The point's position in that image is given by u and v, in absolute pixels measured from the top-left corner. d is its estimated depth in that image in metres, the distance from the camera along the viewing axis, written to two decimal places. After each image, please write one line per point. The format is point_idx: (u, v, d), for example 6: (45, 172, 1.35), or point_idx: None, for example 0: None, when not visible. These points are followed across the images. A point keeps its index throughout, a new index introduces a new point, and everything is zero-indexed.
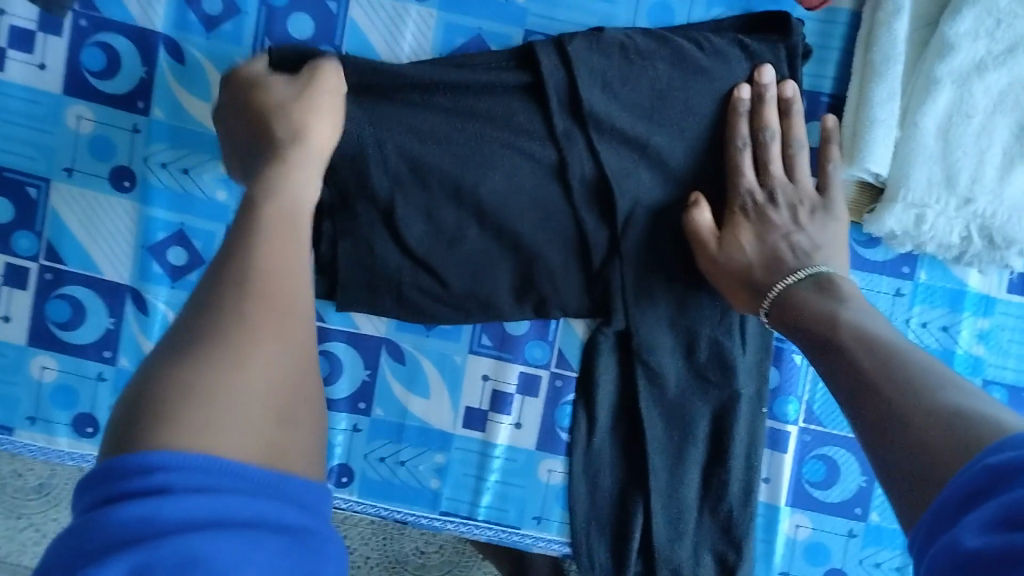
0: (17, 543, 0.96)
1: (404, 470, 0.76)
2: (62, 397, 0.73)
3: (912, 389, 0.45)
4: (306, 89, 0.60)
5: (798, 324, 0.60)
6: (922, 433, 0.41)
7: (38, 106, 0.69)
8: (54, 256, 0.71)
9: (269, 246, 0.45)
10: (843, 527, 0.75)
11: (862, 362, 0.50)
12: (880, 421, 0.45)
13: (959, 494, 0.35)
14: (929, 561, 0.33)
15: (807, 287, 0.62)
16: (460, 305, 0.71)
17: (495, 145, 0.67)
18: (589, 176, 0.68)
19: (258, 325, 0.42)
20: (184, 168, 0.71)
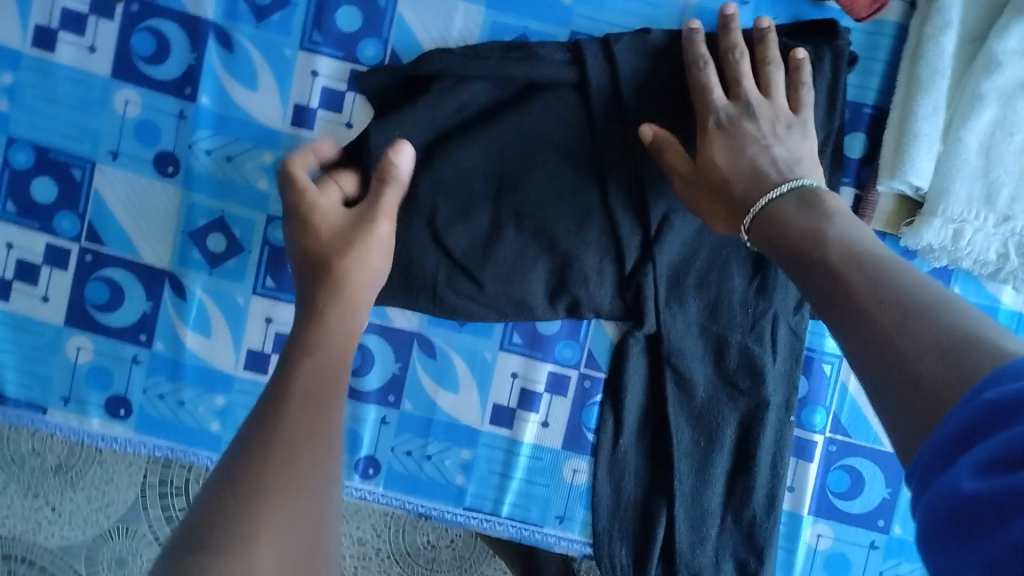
0: (34, 522, 0.97)
1: (429, 464, 0.76)
2: (96, 378, 0.74)
3: (906, 313, 0.44)
4: (355, 231, 0.63)
5: (781, 248, 0.56)
6: (918, 364, 0.41)
7: (87, 89, 0.71)
8: (95, 238, 0.72)
9: (297, 423, 0.52)
10: (865, 538, 0.75)
11: (852, 284, 0.48)
12: (875, 353, 0.44)
13: (953, 432, 0.35)
14: (927, 506, 0.34)
15: (790, 199, 0.58)
16: (495, 305, 0.71)
17: (544, 147, 0.68)
18: (625, 180, 0.68)
19: (276, 489, 0.49)
20: (227, 156, 0.72)
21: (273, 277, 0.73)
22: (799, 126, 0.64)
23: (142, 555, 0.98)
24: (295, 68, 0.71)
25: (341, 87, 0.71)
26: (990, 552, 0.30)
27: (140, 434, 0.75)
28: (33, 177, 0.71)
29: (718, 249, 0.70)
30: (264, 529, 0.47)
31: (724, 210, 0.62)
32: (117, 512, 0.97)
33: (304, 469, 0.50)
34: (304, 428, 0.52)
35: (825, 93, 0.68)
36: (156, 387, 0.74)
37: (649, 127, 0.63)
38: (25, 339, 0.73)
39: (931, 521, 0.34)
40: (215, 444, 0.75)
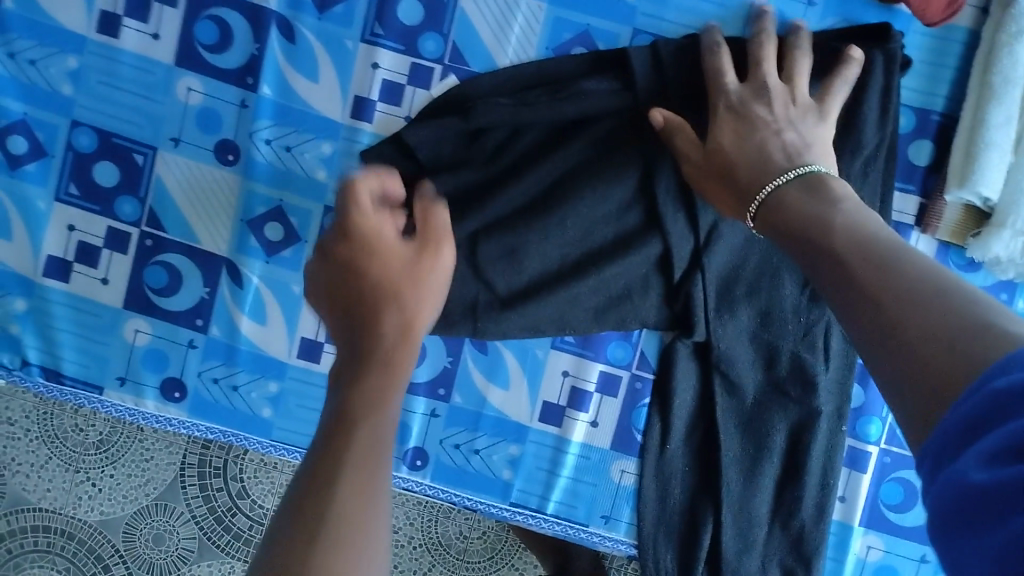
0: (74, 496, 0.98)
1: (477, 459, 0.76)
2: (152, 361, 0.75)
3: (910, 298, 0.40)
4: (420, 269, 0.56)
5: (786, 231, 0.53)
6: (923, 352, 0.38)
7: (150, 75, 0.71)
8: (155, 223, 0.73)
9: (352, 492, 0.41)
10: (916, 552, 0.74)
11: (855, 268, 0.45)
12: (879, 338, 0.41)
13: (961, 423, 0.33)
14: (935, 498, 0.32)
15: (794, 184, 0.55)
16: (534, 327, 0.70)
17: (593, 151, 0.67)
18: (674, 186, 0.66)
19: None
20: (286, 146, 0.72)
21: None
22: (816, 111, 0.60)
23: (178, 534, 0.98)
24: (356, 59, 0.71)
25: (401, 79, 0.71)
26: (1001, 544, 0.28)
27: (193, 418, 0.75)
28: (95, 160, 0.72)
29: (768, 257, 0.68)
30: None
31: (726, 194, 0.60)
32: (157, 490, 0.98)
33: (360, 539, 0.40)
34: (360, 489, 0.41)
35: (879, 94, 0.65)
36: (210, 371, 0.75)
37: (661, 113, 0.62)
38: (82, 320, 0.74)
39: (941, 513, 0.32)
40: (266, 429, 0.76)
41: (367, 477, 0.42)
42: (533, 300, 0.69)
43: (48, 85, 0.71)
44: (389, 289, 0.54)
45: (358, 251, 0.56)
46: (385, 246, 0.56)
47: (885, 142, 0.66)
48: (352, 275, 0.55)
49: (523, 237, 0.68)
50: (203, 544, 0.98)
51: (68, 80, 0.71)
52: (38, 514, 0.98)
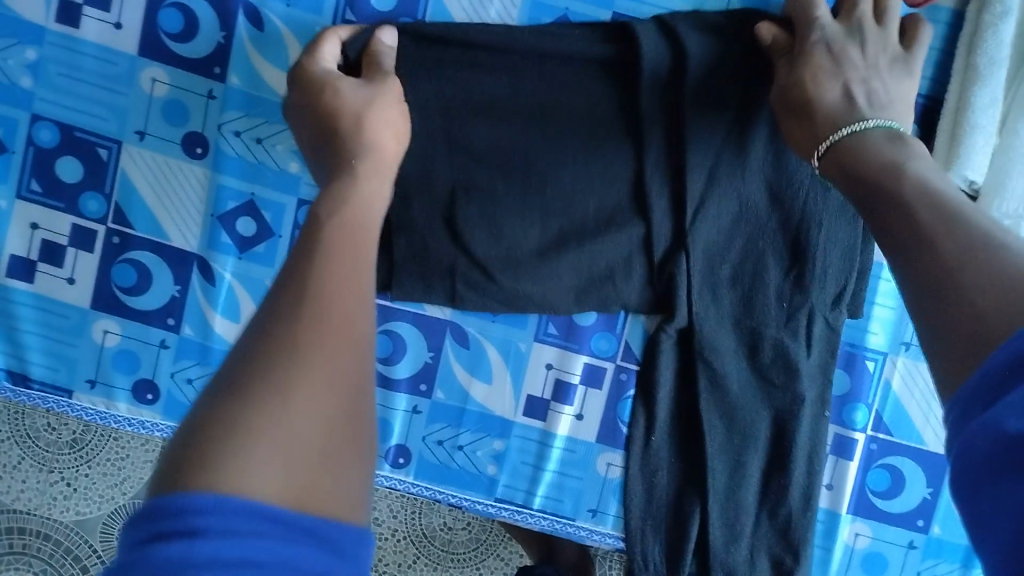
0: (49, 496, 0.96)
1: (461, 455, 0.75)
2: (123, 362, 0.72)
3: (971, 242, 0.38)
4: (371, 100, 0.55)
5: (853, 176, 0.51)
6: (979, 305, 0.35)
7: (113, 66, 0.68)
8: (122, 220, 0.70)
9: (339, 260, 0.38)
10: (903, 538, 0.74)
11: (917, 209, 0.43)
12: (930, 284, 0.39)
13: (1003, 369, 0.30)
14: (964, 449, 0.30)
15: (877, 134, 0.53)
16: (512, 302, 0.70)
17: (580, 117, 0.66)
18: (658, 166, 0.65)
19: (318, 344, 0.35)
20: (257, 138, 0.70)
21: None
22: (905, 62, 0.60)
23: None
24: None
25: None
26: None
27: (168, 419, 0.73)
28: (58, 155, 0.69)
29: (753, 240, 0.68)
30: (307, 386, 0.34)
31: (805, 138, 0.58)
32: (134, 488, 0.96)
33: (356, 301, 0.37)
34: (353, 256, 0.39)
35: None
36: (183, 371, 0.73)
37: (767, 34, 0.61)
38: (50, 321, 0.72)
39: (967, 459, 0.30)
40: None
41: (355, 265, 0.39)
42: (515, 271, 0.68)
43: (7, 78, 0.68)
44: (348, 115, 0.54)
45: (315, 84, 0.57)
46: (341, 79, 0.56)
47: None
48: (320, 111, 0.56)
49: (504, 212, 0.67)
50: None
51: (27, 73, 0.68)
52: (13, 515, 0.96)
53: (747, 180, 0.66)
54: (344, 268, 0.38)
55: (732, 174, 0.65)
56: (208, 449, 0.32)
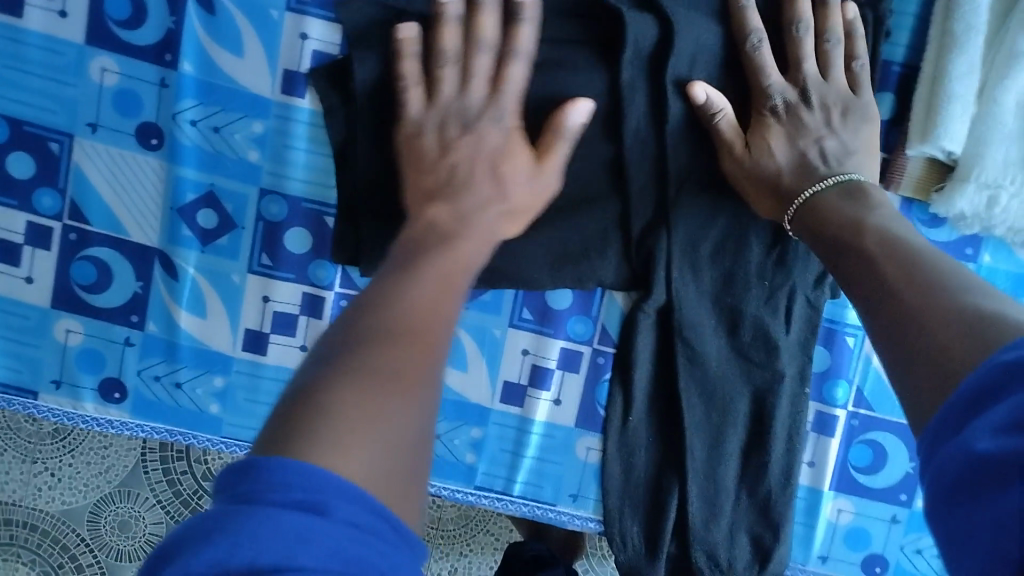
0: (33, 488, 0.94)
1: (439, 444, 0.74)
2: (87, 361, 0.70)
3: (929, 289, 0.42)
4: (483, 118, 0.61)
5: (822, 232, 0.56)
6: (933, 336, 0.39)
7: (60, 57, 0.65)
8: (78, 216, 0.68)
9: (430, 277, 0.49)
10: (885, 512, 0.73)
11: (883, 267, 0.47)
12: (895, 325, 0.42)
13: (968, 395, 0.33)
14: (938, 469, 0.32)
15: (835, 194, 0.58)
16: (490, 281, 0.69)
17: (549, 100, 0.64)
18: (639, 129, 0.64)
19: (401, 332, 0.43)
20: (214, 126, 0.67)
21: (268, 254, 0.69)
22: (858, 108, 0.63)
23: (144, 521, 0.94)
24: (283, 29, 0.66)
25: (332, 49, 0.66)
26: (1004, 512, 0.27)
27: (137, 418, 0.72)
28: (7, 151, 0.67)
29: (736, 216, 0.66)
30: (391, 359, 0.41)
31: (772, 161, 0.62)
32: (119, 476, 0.94)
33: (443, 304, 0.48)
34: (437, 285, 0.49)
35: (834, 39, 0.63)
36: (150, 369, 0.71)
37: (701, 89, 0.62)
38: (10, 322, 0.70)
39: (944, 486, 0.32)
40: (215, 426, 0.72)
41: (439, 293, 0.48)
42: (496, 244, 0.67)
43: None
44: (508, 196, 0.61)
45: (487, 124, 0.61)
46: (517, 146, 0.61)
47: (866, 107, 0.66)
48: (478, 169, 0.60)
49: None
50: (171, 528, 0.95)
51: None
52: None
53: None
54: (429, 288, 0.48)
55: (707, 158, 0.66)
56: (309, 398, 0.38)
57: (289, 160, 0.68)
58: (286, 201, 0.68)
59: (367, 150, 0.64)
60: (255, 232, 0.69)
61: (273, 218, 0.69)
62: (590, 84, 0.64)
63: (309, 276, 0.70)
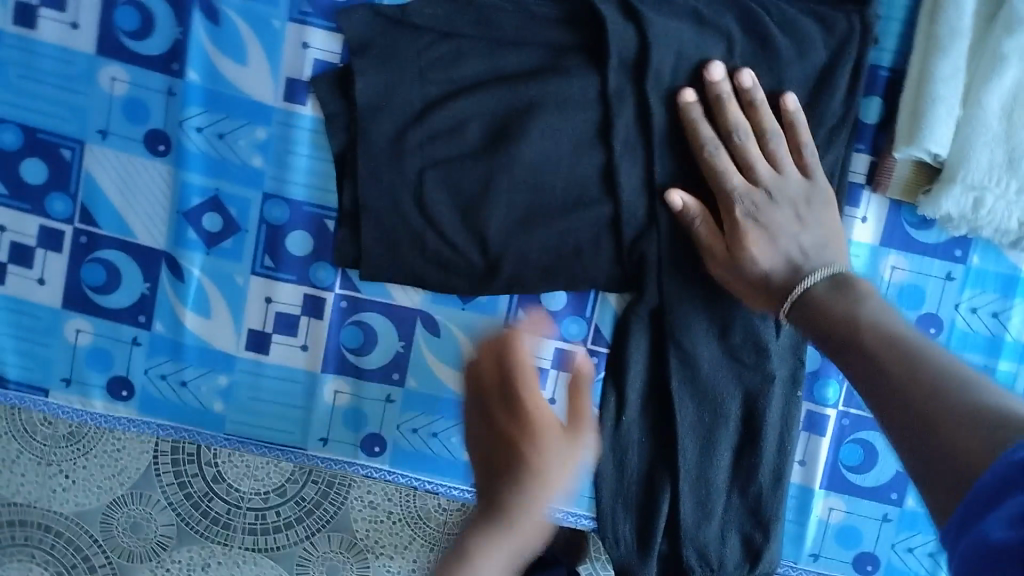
0: (48, 489, 0.95)
1: (436, 442, 0.76)
2: (96, 359, 0.73)
3: (937, 397, 0.42)
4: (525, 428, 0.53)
5: (822, 326, 0.55)
6: (964, 441, 0.38)
7: (71, 66, 0.68)
8: (89, 220, 0.71)
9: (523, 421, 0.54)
10: (877, 511, 0.74)
11: (883, 363, 0.47)
12: (917, 442, 0.41)
13: (983, 494, 0.34)
14: (959, 557, 0.33)
15: (869, 314, 0.52)
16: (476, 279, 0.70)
17: (546, 105, 0.67)
18: (631, 134, 0.67)
19: (488, 532, 0.53)
20: (219, 133, 0.70)
21: (271, 256, 0.71)
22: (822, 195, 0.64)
23: (156, 522, 0.96)
24: (285, 40, 0.69)
25: (334, 57, 0.69)
26: None
27: (143, 415, 0.74)
28: (21, 157, 0.69)
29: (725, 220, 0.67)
30: (480, 544, 0.53)
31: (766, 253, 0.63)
32: (132, 479, 0.95)
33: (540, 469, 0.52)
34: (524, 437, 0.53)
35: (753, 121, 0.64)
36: (157, 368, 0.73)
37: (678, 197, 0.65)
38: (23, 322, 0.72)
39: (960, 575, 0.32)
40: (219, 423, 0.74)
41: (532, 488, 0.52)
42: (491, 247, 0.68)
43: None
44: (536, 463, 0.52)
45: (504, 408, 0.55)
46: (546, 426, 0.54)
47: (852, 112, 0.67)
48: (496, 428, 0.55)
49: (483, 183, 0.67)
50: (183, 529, 0.96)
51: None
52: (13, 509, 0.96)
53: None
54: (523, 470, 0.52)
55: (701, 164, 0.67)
56: None
57: (291, 164, 0.70)
58: (288, 205, 0.71)
59: (367, 152, 0.66)
60: (258, 234, 0.71)
61: (275, 220, 0.71)
62: (581, 90, 0.67)
63: (310, 277, 0.72)
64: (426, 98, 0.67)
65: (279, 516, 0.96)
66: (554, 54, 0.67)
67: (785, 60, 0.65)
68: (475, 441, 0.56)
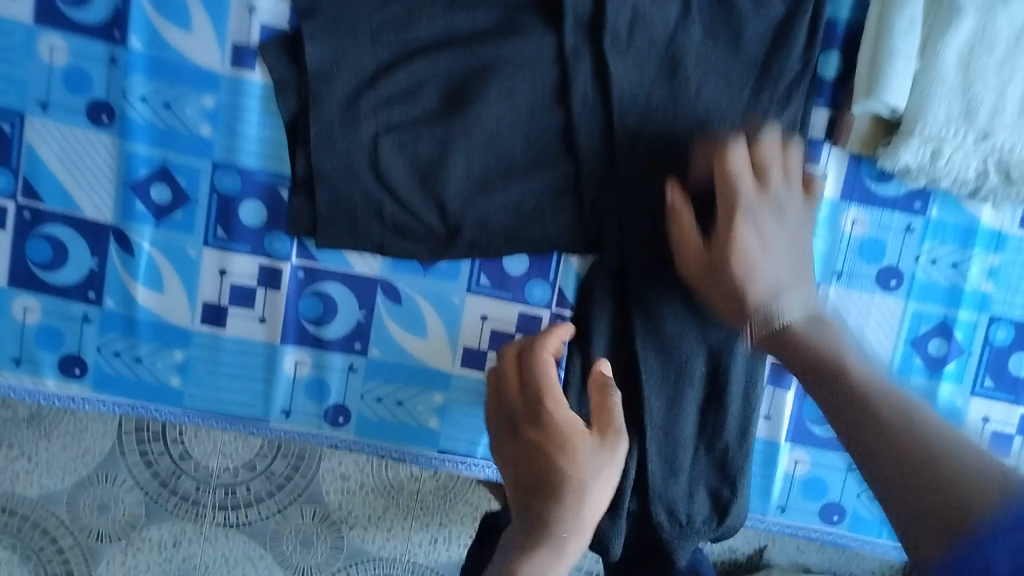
0: (10, 474, 0.94)
1: (402, 410, 0.75)
2: (47, 338, 0.71)
3: (907, 431, 0.45)
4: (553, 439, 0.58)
5: (793, 353, 0.56)
6: (948, 474, 0.42)
7: (7, 37, 0.65)
8: (31, 193, 0.68)
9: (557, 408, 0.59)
10: (840, 462, 0.75)
11: (864, 398, 0.49)
12: (894, 481, 0.44)
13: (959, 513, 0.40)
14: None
15: (803, 317, 0.59)
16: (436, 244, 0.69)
17: (502, 65, 0.65)
18: (591, 93, 0.65)
19: (557, 497, 0.56)
20: (165, 102, 0.67)
21: (223, 226, 0.70)
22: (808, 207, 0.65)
23: (123, 502, 0.94)
24: (231, 4, 0.66)
25: (281, 23, 0.67)
26: None
27: (98, 393, 0.72)
28: None
29: (685, 178, 0.67)
30: (551, 509, 0.56)
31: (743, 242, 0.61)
32: (96, 459, 0.94)
33: (571, 449, 0.58)
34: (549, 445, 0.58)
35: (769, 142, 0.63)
36: (110, 344, 0.71)
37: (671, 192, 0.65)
38: None
39: None
40: (177, 398, 0.72)
41: (571, 441, 0.58)
42: (451, 211, 0.67)
43: None
44: (574, 480, 0.57)
45: (531, 424, 0.59)
46: (576, 433, 0.58)
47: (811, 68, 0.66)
48: (532, 456, 0.58)
49: (440, 144, 0.66)
50: (151, 508, 0.95)
51: None
52: None
53: (681, 117, 0.66)
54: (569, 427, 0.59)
55: (659, 121, 0.66)
56: None
57: (241, 133, 0.68)
58: (240, 174, 0.69)
59: (318, 116, 0.64)
60: (211, 204, 0.69)
61: (226, 188, 0.69)
62: (537, 49, 0.65)
63: (266, 247, 0.70)
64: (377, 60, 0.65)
65: (249, 490, 0.95)
66: (509, 12, 0.66)
67: (743, 14, 0.65)
68: (511, 484, 0.60)
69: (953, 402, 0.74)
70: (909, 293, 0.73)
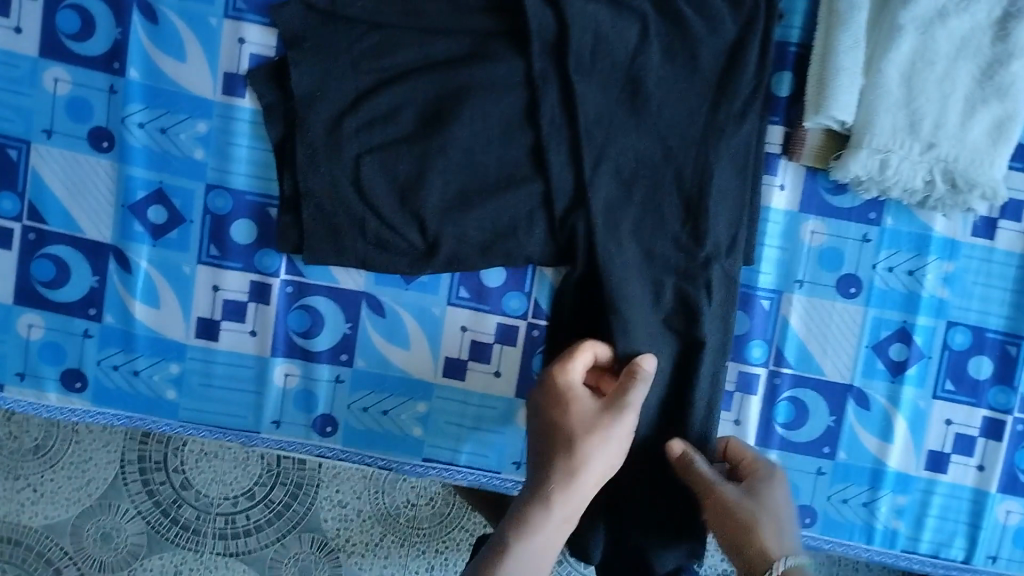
0: (15, 504, 0.97)
1: (387, 420, 0.78)
2: (50, 353, 0.75)
3: None
4: (559, 399, 0.65)
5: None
6: None
7: (15, 69, 0.71)
8: (37, 217, 0.73)
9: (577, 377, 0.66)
10: (811, 465, 0.77)
11: None
12: None
13: None
14: None
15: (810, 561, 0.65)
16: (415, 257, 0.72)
17: (476, 88, 0.70)
18: (558, 113, 0.69)
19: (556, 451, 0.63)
20: (161, 127, 0.72)
21: (216, 245, 0.74)
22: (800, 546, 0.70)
23: (126, 531, 0.97)
24: (221, 35, 0.71)
25: (268, 51, 0.72)
26: None
27: (98, 406, 0.76)
28: None
29: (651, 193, 0.71)
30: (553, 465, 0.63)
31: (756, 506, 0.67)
32: (99, 489, 0.97)
33: (568, 411, 0.64)
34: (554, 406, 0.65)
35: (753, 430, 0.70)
36: (109, 359, 0.75)
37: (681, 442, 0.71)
38: None
39: None
40: (171, 411, 0.76)
41: (570, 403, 0.65)
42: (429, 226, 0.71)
43: None
44: (568, 434, 0.63)
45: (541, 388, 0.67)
46: (577, 396, 0.65)
47: (763, 86, 0.71)
48: (541, 418, 0.66)
49: (418, 164, 0.70)
50: (153, 537, 0.97)
51: None
52: None
53: (643, 133, 0.70)
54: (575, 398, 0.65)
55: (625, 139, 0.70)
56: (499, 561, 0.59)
57: (233, 156, 0.73)
58: (231, 195, 0.73)
59: (305, 142, 0.69)
60: (203, 224, 0.73)
61: (219, 209, 0.73)
62: (508, 73, 0.70)
63: (256, 264, 0.74)
64: (359, 88, 0.70)
65: (249, 519, 0.97)
66: (480, 40, 0.70)
67: (698, 38, 0.69)
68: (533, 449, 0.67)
69: (915, 405, 0.77)
70: (868, 300, 0.76)
